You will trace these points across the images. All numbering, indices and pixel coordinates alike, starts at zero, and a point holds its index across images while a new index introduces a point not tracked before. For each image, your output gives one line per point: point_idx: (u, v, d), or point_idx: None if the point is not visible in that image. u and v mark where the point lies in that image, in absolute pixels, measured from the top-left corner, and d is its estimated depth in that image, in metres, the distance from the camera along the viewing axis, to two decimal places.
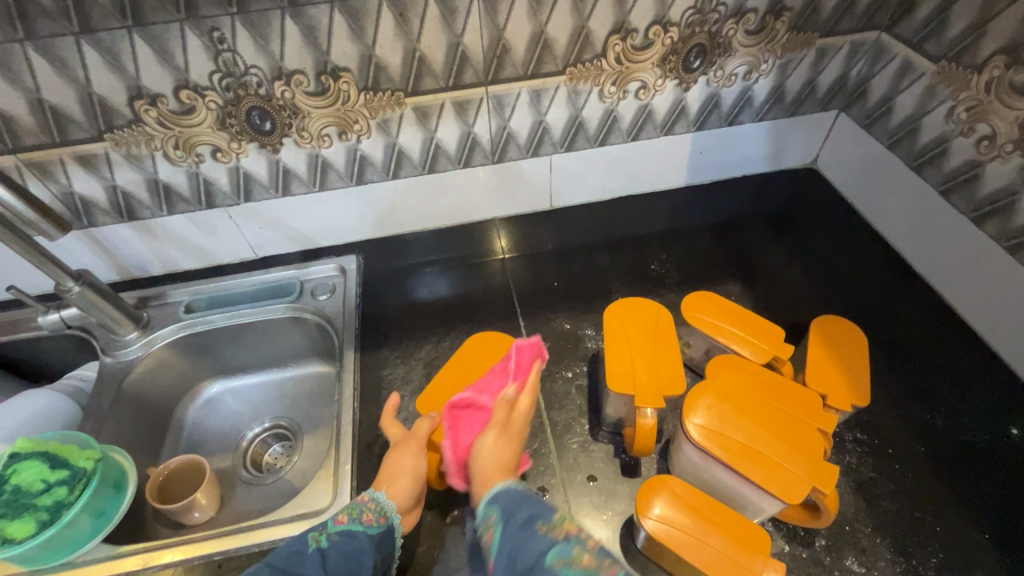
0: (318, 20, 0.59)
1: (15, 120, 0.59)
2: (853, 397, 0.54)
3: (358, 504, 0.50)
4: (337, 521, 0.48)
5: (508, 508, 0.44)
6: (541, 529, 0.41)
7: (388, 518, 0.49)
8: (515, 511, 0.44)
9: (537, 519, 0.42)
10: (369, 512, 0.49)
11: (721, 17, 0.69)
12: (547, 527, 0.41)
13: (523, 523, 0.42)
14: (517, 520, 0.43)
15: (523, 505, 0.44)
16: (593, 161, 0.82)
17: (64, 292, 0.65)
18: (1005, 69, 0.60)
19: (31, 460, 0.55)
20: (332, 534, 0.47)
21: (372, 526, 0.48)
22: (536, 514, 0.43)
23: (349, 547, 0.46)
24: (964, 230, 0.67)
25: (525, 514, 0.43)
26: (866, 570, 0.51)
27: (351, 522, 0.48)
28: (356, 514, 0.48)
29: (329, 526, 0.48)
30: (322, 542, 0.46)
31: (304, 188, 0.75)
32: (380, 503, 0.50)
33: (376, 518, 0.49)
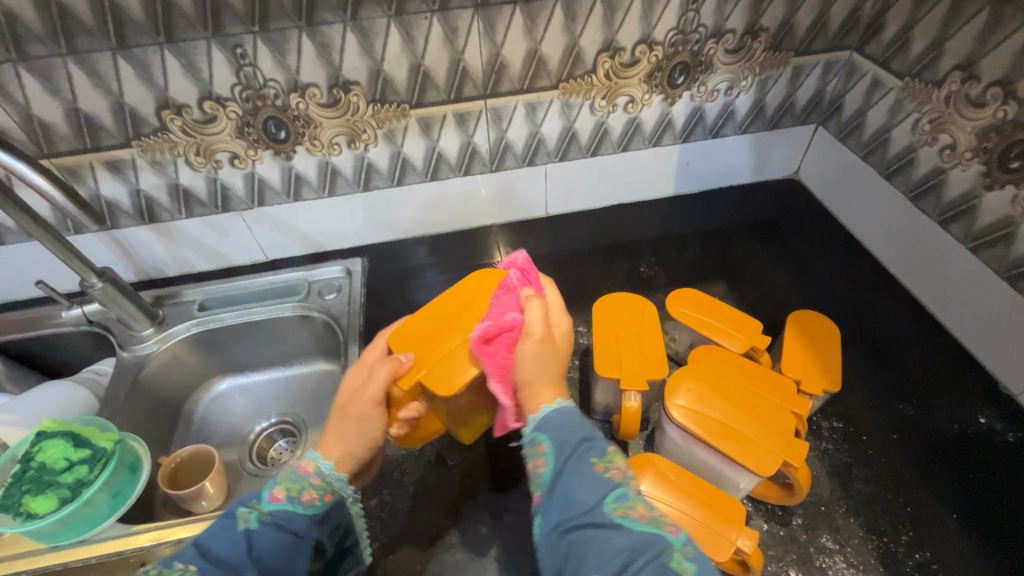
0: (332, 38, 0.64)
1: (51, 127, 0.65)
2: (825, 382, 0.59)
3: (300, 477, 0.45)
4: (274, 499, 0.43)
5: (560, 435, 0.42)
6: (598, 467, 0.40)
7: (333, 495, 0.46)
8: (567, 440, 0.42)
9: (590, 453, 0.41)
10: (313, 489, 0.45)
11: (702, 37, 0.75)
12: (601, 466, 0.40)
13: (577, 454, 0.41)
14: (572, 452, 0.41)
15: (574, 435, 0.43)
16: (586, 171, 0.87)
17: (87, 287, 0.69)
18: (961, 84, 0.65)
19: (55, 439, 0.59)
20: (264, 513, 0.42)
21: (315, 505, 0.44)
22: (589, 449, 0.42)
23: (286, 532, 0.42)
24: (932, 232, 0.72)
25: (580, 444, 0.42)
26: (840, 546, 0.54)
27: (289, 500, 0.43)
28: (298, 493, 0.44)
29: (264, 503, 0.43)
30: (252, 523, 0.41)
31: (313, 194, 0.80)
32: (326, 478, 0.46)
33: (319, 496, 0.45)
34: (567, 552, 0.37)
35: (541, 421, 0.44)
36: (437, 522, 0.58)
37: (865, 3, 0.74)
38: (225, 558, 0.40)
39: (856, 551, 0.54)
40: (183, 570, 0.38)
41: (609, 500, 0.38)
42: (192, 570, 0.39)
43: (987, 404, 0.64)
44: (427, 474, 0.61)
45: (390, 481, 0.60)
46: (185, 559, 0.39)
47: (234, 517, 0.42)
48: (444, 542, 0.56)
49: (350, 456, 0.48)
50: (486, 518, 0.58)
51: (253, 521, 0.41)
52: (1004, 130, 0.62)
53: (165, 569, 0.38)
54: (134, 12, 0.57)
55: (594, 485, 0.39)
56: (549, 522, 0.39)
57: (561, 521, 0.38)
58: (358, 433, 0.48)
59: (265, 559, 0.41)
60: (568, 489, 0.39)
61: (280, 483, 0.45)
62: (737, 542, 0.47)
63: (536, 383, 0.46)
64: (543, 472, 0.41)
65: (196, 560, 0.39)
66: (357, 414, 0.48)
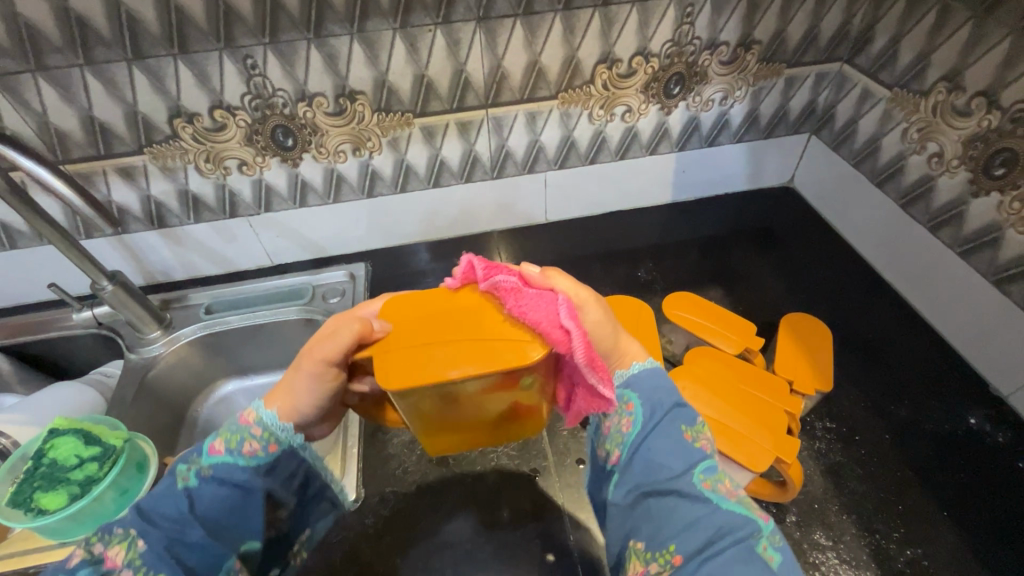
0: (339, 50, 0.66)
1: (67, 135, 0.67)
2: (817, 382, 0.61)
3: (241, 427, 0.44)
4: (214, 452, 0.43)
5: (653, 398, 0.43)
6: (688, 437, 0.42)
7: (279, 444, 0.45)
8: (660, 405, 0.43)
9: (680, 420, 0.43)
10: (254, 440, 0.44)
11: (697, 49, 0.77)
12: (690, 435, 0.42)
13: (668, 419, 0.42)
14: (663, 419, 0.42)
15: (665, 401, 0.43)
16: (585, 178, 0.89)
17: (98, 290, 0.70)
18: (947, 94, 0.67)
19: (67, 436, 0.60)
20: (204, 467, 0.42)
21: (258, 456, 0.44)
22: (678, 418, 0.43)
23: (227, 486, 0.42)
24: (922, 238, 0.74)
25: (673, 411, 0.43)
26: (833, 543, 0.55)
27: (229, 453, 0.43)
28: (236, 446, 0.43)
29: (203, 457, 0.43)
30: (192, 479, 0.42)
31: (319, 201, 0.82)
32: (267, 428, 0.44)
33: (261, 447, 0.44)
34: (646, 514, 0.39)
35: (630, 379, 0.45)
36: (439, 520, 0.59)
37: (854, 16, 0.77)
38: (166, 518, 0.41)
39: (849, 548, 0.55)
40: (125, 536, 0.40)
41: (696, 470, 0.40)
42: (134, 532, 0.40)
43: (977, 406, 0.65)
44: (428, 472, 0.62)
45: (392, 479, 0.62)
46: (127, 523, 0.41)
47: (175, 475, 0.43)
48: (445, 538, 0.58)
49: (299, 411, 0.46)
50: (486, 516, 0.59)
51: (192, 478, 0.42)
52: (988, 138, 0.64)
53: (108, 536, 0.40)
54: (149, 24, 0.60)
55: (683, 453, 0.41)
56: (628, 482, 0.41)
57: (643, 483, 0.40)
58: (310, 392, 0.45)
59: (209, 514, 0.41)
60: (655, 453, 0.41)
61: (223, 434, 0.44)
62: None
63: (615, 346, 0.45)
64: (629, 432, 0.42)
65: (137, 524, 0.40)
66: (309, 369, 0.45)
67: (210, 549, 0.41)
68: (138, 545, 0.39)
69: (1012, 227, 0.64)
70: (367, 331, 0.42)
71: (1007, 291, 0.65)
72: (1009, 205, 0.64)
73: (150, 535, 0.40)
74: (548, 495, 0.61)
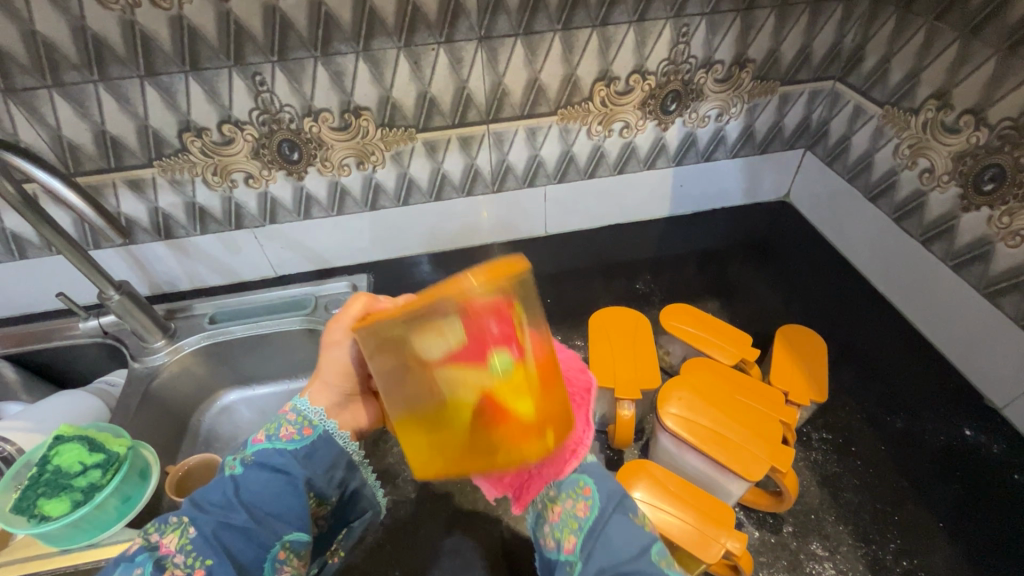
0: (345, 67, 0.68)
1: (80, 148, 0.69)
2: (812, 393, 0.63)
3: (278, 417, 0.49)
4: (256, 441, 0.47)
5: (605, 485, 0.46)
6: (638, 520, 0.45)
7: (312, 428, 0.48)
8: (612, 493, 0.46)
9: (630, 507, 0.46)
10: (289, 425, 0.48)
11: (693, 67, 0.79)
12: (642, 520, 0.45)
13: (620, 506, 0.45)
14: (613, 504, 0.45)
15: (615, 489, 0.47)
16: (584, 192, 0.91)
17: (105, 299, 0.71)
18: (936, 111, 0.69)
19: (72, 443, 0.60)
20: (248, 455, 0.47)
21: (294, 439, 0.47)
22: (627, 505, 0.46)
23: (268, 469, 0.45)
24: (916, 252, 0.75)
25: (621, 497, 0.46)
26: (829, 554, 0.56)
27: (269, 439, 0.47)
28: (274, 431, 0.47)
29: (247, 447, 0.47)
30: (237, 466, 0.46)
31: (323, 213, 0.84)
32: (301, 414, 0.49)
33: (297, 430, 0.48)
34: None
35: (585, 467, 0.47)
36: (440, 530, 0.59)
37: (845, 36, 0.79)
38: (215, 504, 0.44)
39: (845, 559, 0.55)
40: (179, 523, 0.43)
41: (654, 552, 0.42)
42: (186, 519, 0.43)
43: (972, 417, 0.66)
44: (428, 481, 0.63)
45: (393, 488, 0.63)
46: (181, 512, 0.44)
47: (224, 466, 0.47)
48: (444, 548, 0.58)
49: (328, 381, 0.51)
50: (485, 525, 0.60)
51: (236, 465, 0.46)
52: (977, 154, 0.66)
53: (163, 524, 0.43)
54: (163, 42, 0.62)
55: (639, 537, 0.43)
56: (590, 569, 0.42)
57: (605, 568, 0.41)
58: (334, 361, 0.51)
59: (252, 497, 0.44)
60: (614, 536, 0.43)
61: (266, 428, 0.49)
62: (725, 544, 0.50)
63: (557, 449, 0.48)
64: (585, 517, 0.44)
65: (190, 511, 0.44)
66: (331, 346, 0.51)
67: (254, 533, 0.43)
68: (189, 531, 0.42)
69: (1002, 241, 0.65)
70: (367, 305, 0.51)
71: (999, 304, 0.66)
72: (1000, 219, 0.65)
73: (200, 519, 0.43)
74: None
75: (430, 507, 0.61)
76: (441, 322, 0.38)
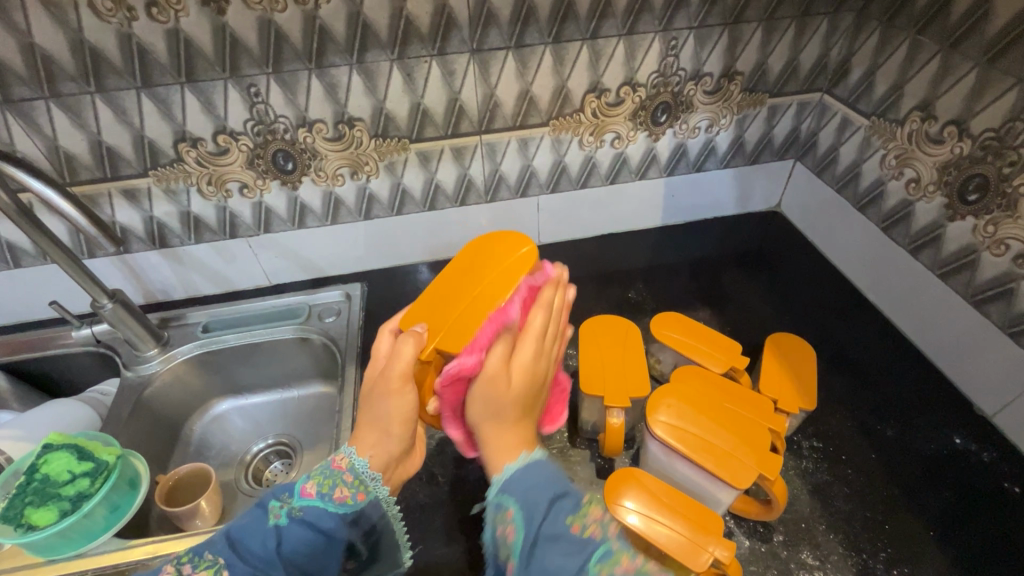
0: (339, 79, 0.70)
1: (75, 158, 0.69)
2: (801, 401, 0.63)
3: (333, 472, 0.46)
4: (306, 494, 0.45)
5: (530, 497, 0.41)
6: (574, 528, 0.40)
7: (366, 495, 0.47)
8: (537, 505, 0.41)
9: (563, 512, 0.40)
10: (345, 487, 0.46)
11: (682, 79, 0.80)
12: (577, 527, 0.40)
13: (550, 517, 0.40)
14: (541, 514, 0.40)
15: (542, 494, 0.41)
16: (577, 201, 0.91)
17: (98, 308, 0.71)
18: (920, 122, 0.70)
19: (61, 451, 0.59)
20: (296, 508, 0.44)
21: (347, 504, 0.46)
22: (561, 509, 0.41)
23: (315, 531, 0.44)
24: (904, 261, 0.76)
25: (551, 503, 0.41)
26: (820, 563, 0.56)
27: (320, 498, 0.45)
28: (328, 492, 0.45)
29: (296, 498, 0.45)
30: (283, 518, 0.44)
31: (317, 222, 0.85)
32: (358, 477, 0.46)
33: (350, 496, 0.46)
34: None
35: (506, 483, 0.43)
36: (430, 539, 0.59)
37: (831, 49, 0.81)
38: (253, 551, 0.43)
39: (836, 568, 0.55)
40: (214, 562, 0.42)
41: (592, 562, 0.37)
42: (222, 561, 0.42)
43: (961, 425, 0.66)
44: (418, 490, 0.63)
45: None
46: (217, 550, 0.43)
47: (266, 510, 0.44)
48: (436, 559, 0.57)
49: (385, 436, 0.48)
50: (476, 536, 0.59)
51: (282, 517, 0.44)
52: (961, 165, 0.66)
53: (197, 556, 0.43)
54: (159, 55, 0.63)
55: (575, 550, 0.38)
56: None
57: None
58: (390, 414, 0.48)
59: (292, 556, 0.43)
60: (548, 557, 0.38)
61: (315, 477, 0.46)
62: (713, 552, 0.50)
63: (489, 430, 0.45)
64: (516, 541, 0.40)
65: (226, 552, 0.43)
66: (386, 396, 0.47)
67: None
68: (224, 574, 0.41)
69: (988, 250, 0.65)
70: (422, 340, 0.49)
71: (986, 312, 0.66)
72: (984, 229, 0.65)
73: (236, 567, 0.42)
74: None
75: (418, 517, 0.60)
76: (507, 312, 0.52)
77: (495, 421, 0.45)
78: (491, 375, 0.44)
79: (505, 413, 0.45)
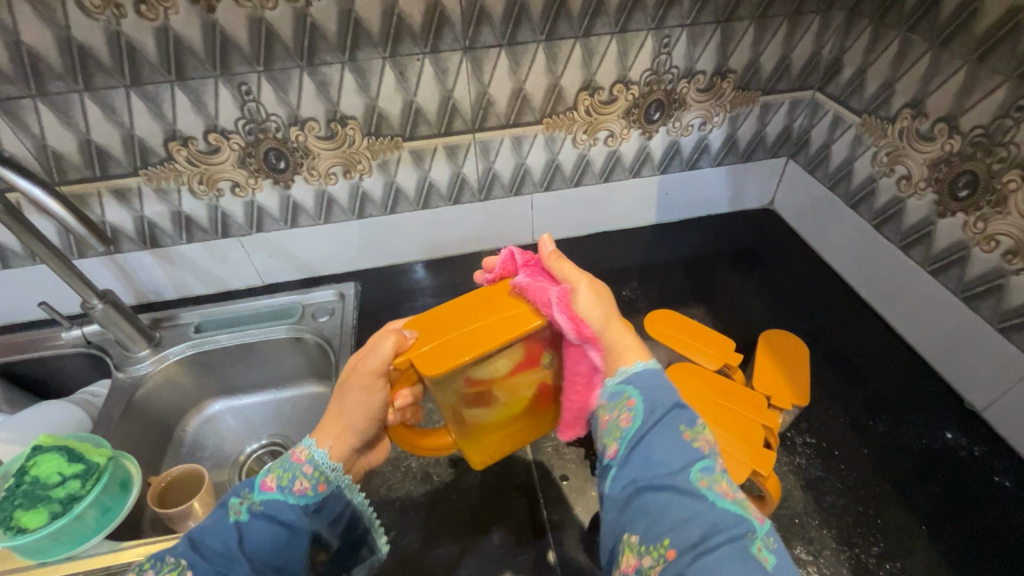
0: (330, 77, 0.69)
1: (64, 157, 0.69)
2: (794, 397, 0.64)
3: (292, 465, 0.46)
4: (265, 488, 0.44)
5: (652, 396, 0.43)
6: (686, 436, 0.41)
7: (327, 484, 0.46)
8: (659, 403, 0.42)
9: (680, 420, 0.41)
10: (304, 479, 0.45)
11: (675, 77, 0.81)
12: (689, 437, 0.41)
13: (666, 418, 0.42)
14: (660, 414, 0.42)
15: (665, 399, 0.43)
16: (570, 200, 0.91)
17: (88, 308, 0.70)
18: (911, 119, 0.71)
19: (50, 453, 0.58)
20: (256, 503, 0.44)
21: (307, 495, 0.45)
22: (678, 417, 0.42)
23: (277, 524, 0.43)
24: (896, 258, 0.76)
25: (671, 409, 0.42)
26: (813, 557, 0.56)
27: (280, 491, 0.44)
28: (288, 484, 0.44)
29: (255, 493, 0.44)
30: (243, 514, 0.43)
31: (310, 221, 0.84)
32: (318, 467, 0.46)
33: (310, 486, 0.45)
34: (641, 509, 0.38)
35: (633, 375, 0.45)
36: (424, 537, 0.59)
37: (823, 47, 0.81)
38: (216, 551, 0.43)
39: (828, 562, 0.55)
40: (176, 565, 0.42)
41: (695, 469, 0.38)
42: (184, 563, 0.42)
43: (953, 420, 0.67)
44: (413, 490, 0.62)
45: (377, 498, 0.62)
46: (180, 551, 0.43)
47: (227, 507, 0.44)
48: (430, 559, 0.57)
49: (348, 430, 0.48)
50: (472, 533, 0.59)
51: (243, 514, 0.43)
52: (952, 162, 0.67)
53: (160, 561, 0.43)
54: (149, 52, 0.62)
55: (682, 451, 0.39)
56: (627, 476, 0.40)
57: (641, 478, 0.39)
58: (355, 407, 0.48)
59: (255, 551, 0.43)
60: (653, 450, 0.40)
61: (274, 470, 0.46)
62: None
63: (611, 326, 0.47)
64: (625, 429, 0.42)
65: (188, 553, 0.43)
66: (358, 386, 0.47)
67: None
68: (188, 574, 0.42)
69: (978, 246, 0.66)
70: (403, 343, 0.44)
71: (976, 308, 0.66)
72: (974, 225, 0.66)
73: (198, 567, 0.42)
74: (535, 510, 0.61)
75: (414, 516, 0.60)
76: (499, 359, 0.44)
77: (610, 320, 0.47)
78: (589, 283, 0.48)
79: (612, 312, 0.48)
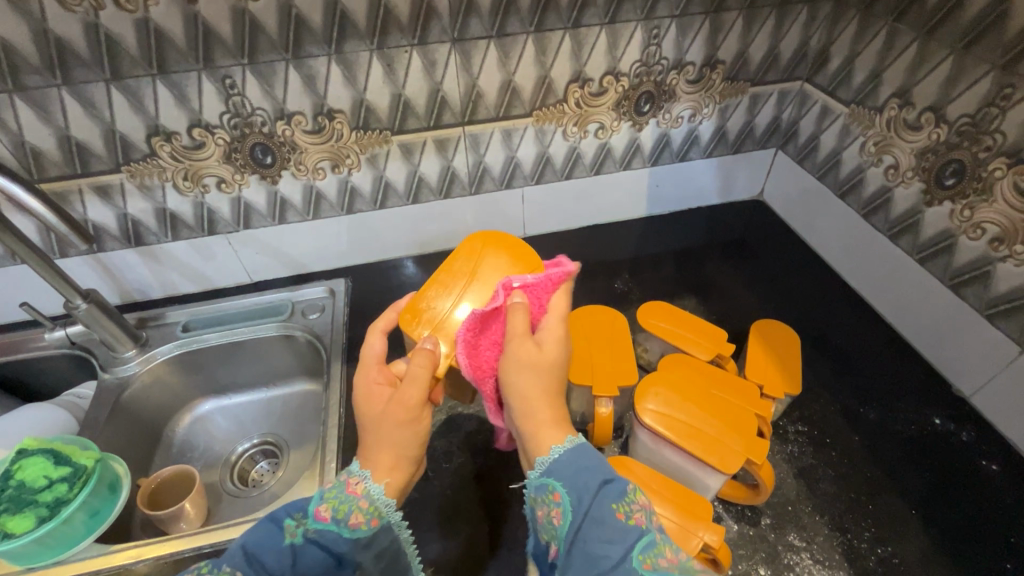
0: (317, 70, 0.68)
1: (43, 154, 0.67)
2: (786, 386, 0.64)
3: (348, 497, 0.45)
4: (321, 518, 0.44)
5: (577, 483, 0.41)
6: (618, 514, 0.39)
7: (379, 519, 0.45)
8: (586, 487, 0.41)
9: (610, 497, 0.40)
10: (359, 512, 0.45)
11: (664, 68, 0.80)
12: (623, 513, 0.39)
13: (597, 501, 0.40)
14: (591, 498, 0.40)
15: (590, 480, 0.41)
16: (561, 192, 0.91)
17: (72, 309, 0.68)
18: (898, 109, 0.71)
19: (37, 456, 0.57)
20: (310, 530, 0.43)
21: (361, 529, 0.44)
22: (607, 493, 0.40)
23: (328, 554, 0.43)
24: (885, 247, 0.77)
25: (600, 486, 0.41)
26: (806, 544, 0.56)
27: (335, 522, 0.44)
28: (344, 516, 0.44)
29: (311, 520, 0.43)
30: (298, 538, 0.43)
31: (298, 217, 0.83)
32: (373, 502, 0.45)
33: (365, 521, 0.45)
34: None
35: (552, 466, 0.43)
36: (420, 535, 0.58)
37: (811, 38, 0.82)
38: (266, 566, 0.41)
39: (821, 549, 0.56)
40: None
41: (637, 550, 0.37)
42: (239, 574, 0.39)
43: (941, 407, 0.68)
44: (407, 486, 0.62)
45: None
46: (235, 563, 0.40)
47: (281, 528, 0.43)
48: (426, 555, 0.57)
49: (401, 461, 0.47)
50: (468, 528, 0.59)
51: (299, 536, 0.42)
52: (938, 151, 0.67)
53: (216, 569, 0.39)
54: (129, 45, 0.61)
55: (616, 538, 0.38)
56: None
57: None
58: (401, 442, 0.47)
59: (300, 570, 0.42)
60: (588, 546, 0.38)
61: (330, 497, 0.45)
62: (703, 537, 0.50)
63: (541, 396, 0.46)
64: (562, 524, 0.40)
65: (243, 565, 0.40)
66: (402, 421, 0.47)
67: None
68: None
69: (965, 234, 0.66)
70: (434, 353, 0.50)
71: (963, 295, 0.67)
72: (961, 213, 0.66)
73: None
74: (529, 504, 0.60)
75: (408, 513, 0.60)
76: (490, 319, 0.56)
77: (543, 383, 0.47)
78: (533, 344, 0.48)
79: (551, 379, 0.47)
